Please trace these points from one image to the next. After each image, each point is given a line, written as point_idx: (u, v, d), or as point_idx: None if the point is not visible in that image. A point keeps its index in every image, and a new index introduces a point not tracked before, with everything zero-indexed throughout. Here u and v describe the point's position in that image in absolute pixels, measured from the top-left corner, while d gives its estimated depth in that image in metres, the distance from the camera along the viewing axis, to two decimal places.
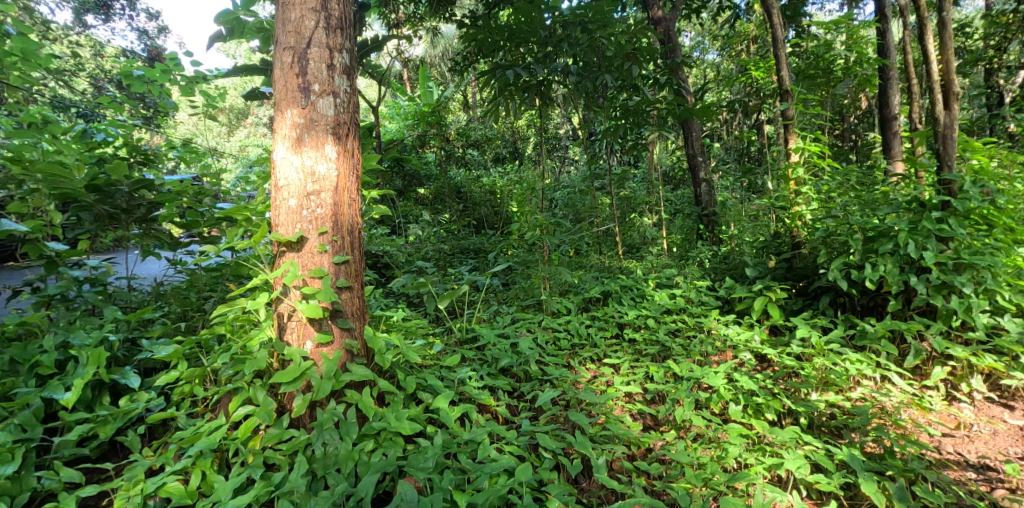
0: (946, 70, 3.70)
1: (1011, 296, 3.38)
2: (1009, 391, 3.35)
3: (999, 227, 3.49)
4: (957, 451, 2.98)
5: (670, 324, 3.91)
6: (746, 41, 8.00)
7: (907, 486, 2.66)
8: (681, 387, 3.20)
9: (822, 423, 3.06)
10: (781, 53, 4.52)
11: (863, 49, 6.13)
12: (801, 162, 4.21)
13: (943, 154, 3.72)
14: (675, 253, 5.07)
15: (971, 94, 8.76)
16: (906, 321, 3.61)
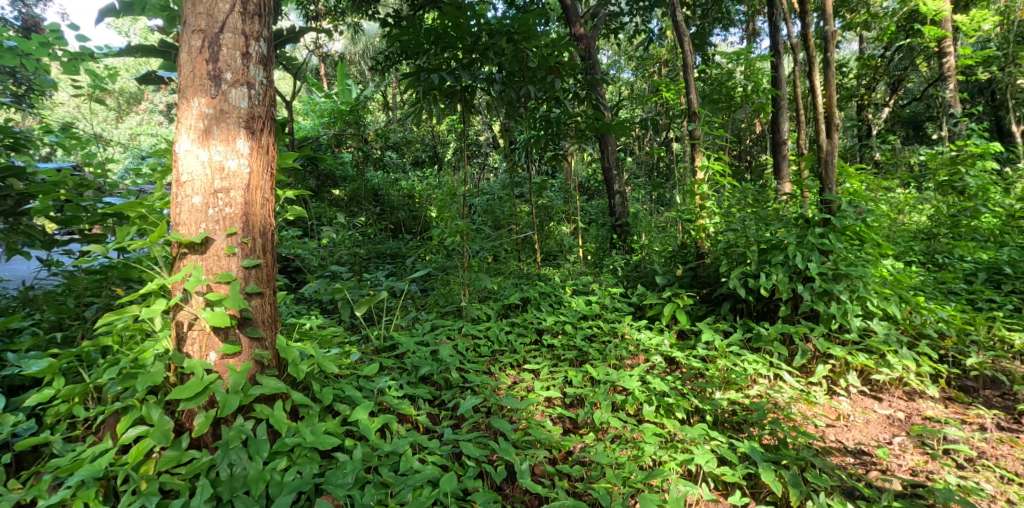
0: (829, 103, 4.14)
1: (877, 302, 3.85)
2: (878, 386, 3.80)
3: (868, 243, 3.96)
4: (838, 439, 3.35)
5: (586, 330, 4.11)
6: (658, 64, 8.59)
7: (799, 472, 2.94)
8: (598, 391, 3.39)
9: (725, 419, 3.34)
10: (690, 77, 4.85)
11: (760, 79, 6.74)
12: (706, 179, 4.60)
13: (824, 177, 4.14)
14: (590, 261, 5.32)
15: (845, 125, 9.91)
16: (794, 324, 3.98)
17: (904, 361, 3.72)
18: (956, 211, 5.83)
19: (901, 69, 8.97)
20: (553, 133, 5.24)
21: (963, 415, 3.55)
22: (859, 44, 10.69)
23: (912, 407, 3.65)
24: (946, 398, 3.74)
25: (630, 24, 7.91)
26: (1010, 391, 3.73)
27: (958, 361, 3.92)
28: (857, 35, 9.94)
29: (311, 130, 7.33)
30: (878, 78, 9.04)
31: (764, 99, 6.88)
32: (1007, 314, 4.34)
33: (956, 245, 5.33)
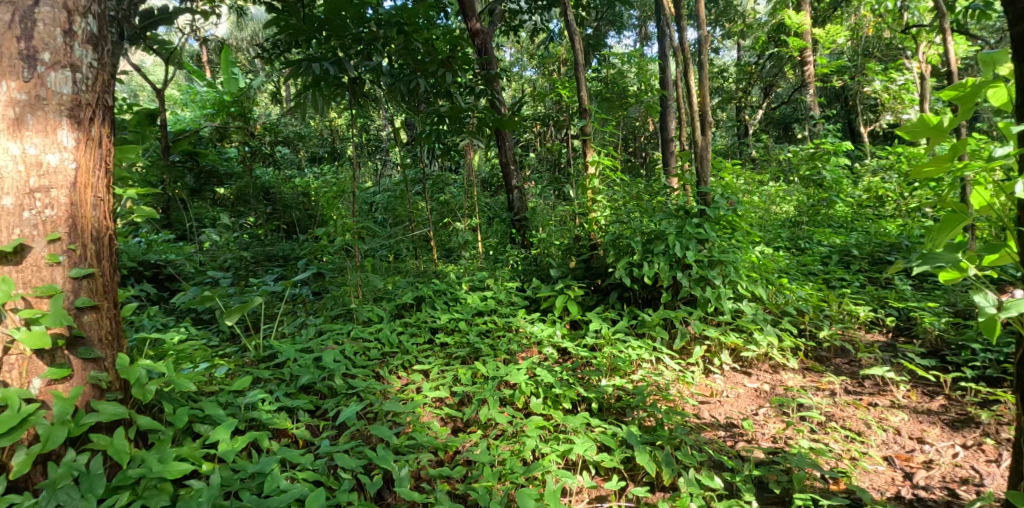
0: (703, 103, 4.46)
1: (747, 286, 4.21)
2: (747, 362, 4.09)
3: (740, 231, 4.39)
4: (710, 415, 3.59)
5: (481, 326, 4.17)
6: (557, 63, 8.84)
7: (672, 451, 3.08)
8: (486, 387, 3.46)
9: (610, 405, 3.49)
10: (580, 75, 4.99)
11: (650, 80, 7.16)
12: (597, 174, 4.89)
13: (700, 171, 4.43)
14: (488, 256, 5.40)
15: (727, 125, 10.70)
16: (675, 309, 4.24)
17: (768, 337, 4.05)
18: (815, 202, 6.49)
19: (772, 75, 9.87)
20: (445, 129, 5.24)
21: (817, 383, 3.88)
22: (738, 50, 11.56)
23: (776, 379, 3.96)
24: (804, 369, 4.08)
25: (530, 21, 8.02)
26: (856, 359, 4.14)
27: (815, 333, 4.34)
28: (736, 41, 10.73)
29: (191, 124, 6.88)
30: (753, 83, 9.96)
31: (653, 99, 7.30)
32: (855, 291, 4.91)
33: (816, 231, 5.93)
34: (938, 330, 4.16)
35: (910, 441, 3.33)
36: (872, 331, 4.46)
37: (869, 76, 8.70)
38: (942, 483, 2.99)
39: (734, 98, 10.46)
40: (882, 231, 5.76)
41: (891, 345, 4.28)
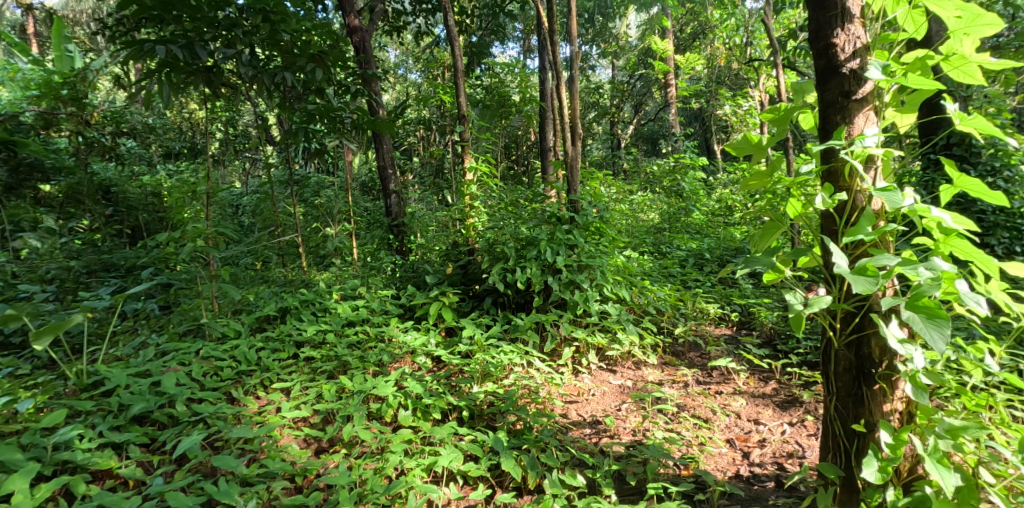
0: (573, 115, 4.75)
1: (611, 288, 4.50)
2: (612, 360, 4.34)
3: (606, 237, 4.72)
4: (578, 413, 3.78)
5: (350, 337, 4.13)
6: (441, 68, 8.93)
7: (537, 454, 3.22)
8: (351, 402, 3.44)
9: (480, 412, 3.58)
10: (459, 81, 5.15)
11: (530, 90, 7.32)
12: (474, 179, 5.04)
13: (569, 180, 4.75)
14: (361, 263, 5.33)
15: (602, 137, 11.31)
16: (546, 313, 4.44)
17: (630, 336, 4.33)
18: (675, 211, 7.15)
19: (642, 94, 10.81)
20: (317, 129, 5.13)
21: (673, 376, 4.18)
22: (611, 69, 12.34)
23: (638, 375, 4.23)
24: (663, 364, 4.39)
25: (415, 25, 8.01)
26: (706, 352, 4.54)
27: (671, 330, 4.72)
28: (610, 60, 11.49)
29: (10, 105, 5.52)
30: (624, 99, 10.64)
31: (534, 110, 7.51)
32: (707, 290, 5.41)
33: (675, 237, 6.47)
34: (771, 322, 4.71)
35: (748, 423, 3.69)
36: (720, 326, 4.93)
37: (722, 101, 9.59)
38: (773, 458, 3.34)
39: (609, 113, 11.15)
40: (729, 237, 6.48)
41: (734, 337, 4.74)
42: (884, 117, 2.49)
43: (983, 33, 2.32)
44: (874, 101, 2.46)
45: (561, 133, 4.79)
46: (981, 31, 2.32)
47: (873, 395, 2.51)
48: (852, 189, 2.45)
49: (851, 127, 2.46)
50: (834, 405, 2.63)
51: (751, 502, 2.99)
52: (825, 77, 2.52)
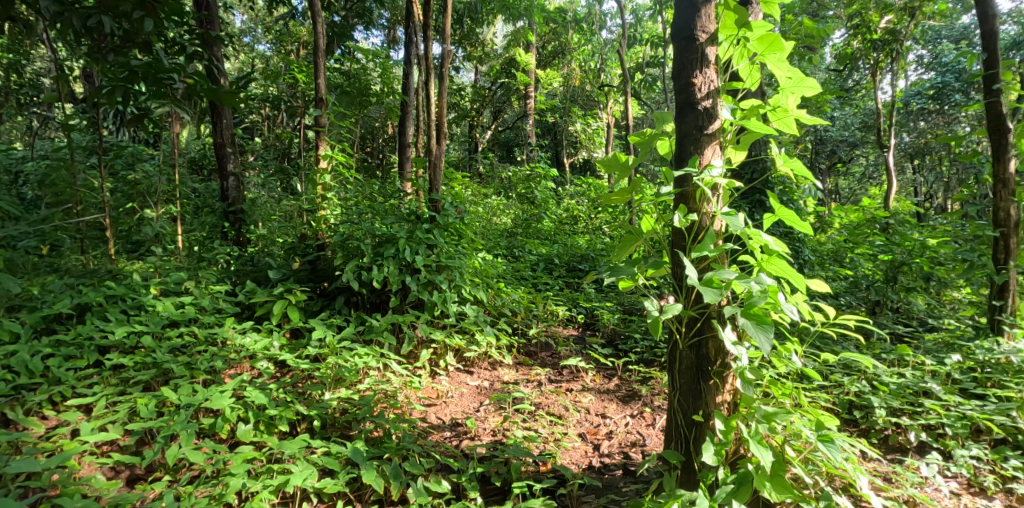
0: (441, 115, 4.84)
1: (470, 290, 4.52)
2: (469, 361, 4.35)
3: (465, 239, 4.74)
4: (437, 417, 3.74)
5: (174, 341, 3.70)
6: (296, 43, 8.41)
7: (399, 463, 3.12)
8: (177, 418, 3.09)
9: (333, 421, 3.41)
10: (320, 62, 4.94)
11: (392, 83, 7.21)
12: (329, 169, 4.90)
13: (433, 179, 4.79)
14: (190, 253, 4.80)
15: (458, 138, 11.37)
16: (403, 314, 4.35)
17: (488, 338, 4.36)
18: (528, 216, 7.38)
19: (502, 102, 11.14)
20: (139, 90, 4.35)
21: (528, 375, 4.30)
22: (472, 72, 12.46)
23: (494, 376, 4.28)
24: (517, 364, 4.48)
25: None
26: (556, 351, 4.72)
27: (525, 331, 4.85)
28: (472, 65, 11.59)
29: None
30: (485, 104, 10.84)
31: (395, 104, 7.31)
32: (556, 292, 5.63)
33: (527, 242, 6.68)
34: (613, 323, 5.05)
35: (596, 417, 3.89)
36: (568, 326, 5.14)
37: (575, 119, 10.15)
38: (619, 448, 3.55)
39: (468, 116, 11.23)
40: (576, 245, 6.81)
41: (581, 337, 4.98)
42: (725, 153, 2.85)
43: (805, 93, 2.74)
44: (720, 138, 2.81)
45: (427, 131, 4.85)
46: (804, 92, 2.74)
47: (709, 390, 2.77)
48: (701, 211, 2.73)
49: (701, 157, 2.78)
50: (677, 399, 2.87)
51: (604, 490, 3.17)
52: (684, 112, 2.83)
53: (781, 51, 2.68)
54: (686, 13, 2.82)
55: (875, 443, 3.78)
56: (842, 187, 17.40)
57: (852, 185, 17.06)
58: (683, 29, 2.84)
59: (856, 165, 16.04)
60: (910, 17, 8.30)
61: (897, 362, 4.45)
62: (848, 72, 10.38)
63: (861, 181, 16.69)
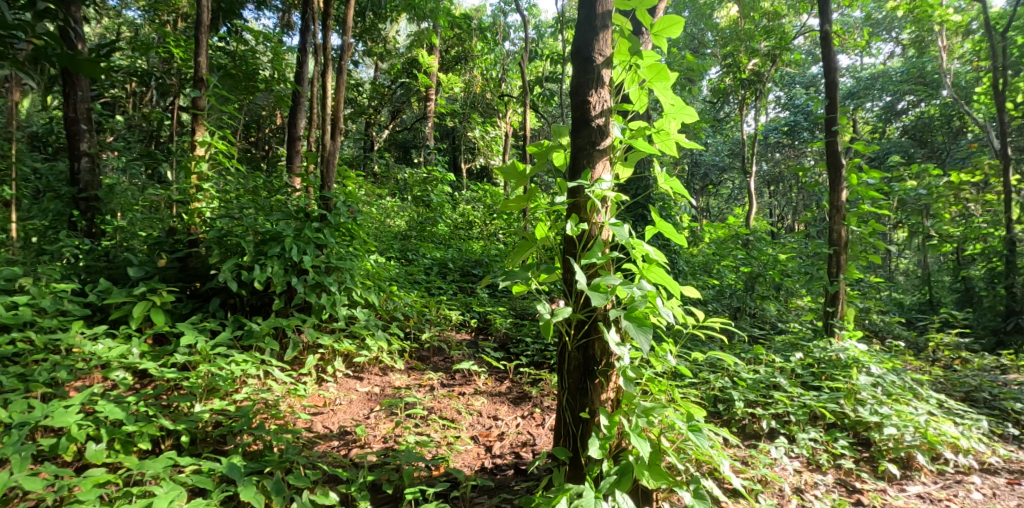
0: (339, 108, 4.81)
1: (361, 293, 4.34)
2: (359, 367, 4.19)
3: (357, 239, 4.56)
4: (324, 426, 3.56)
5: (6, 349, 3.24)
6: (174, 15, 7.74)
7: (282, 477, 2.92)
8: (10, 439, 2.70)
9: (205, 436, 3.15)
10: (203, 39, 4.62)
11: (284, 70, 6.70)
12: (206, 157, 4.53)
13: (325, 175, 4.68)
14: (30, 246, 4.23)
15: (352, 135, 11.00)
16: (287, 317, 4.10)
17: (379, 341, 4.22)
18: (423, 220, 7.25)
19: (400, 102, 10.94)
20: None
21: (420, 380, 4.21)
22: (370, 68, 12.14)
23: (385, 381, 4.14)
24: (409, 369, 4.37)
25: None
26: (449, 356, 4.65)
27: (417, 335, 4.73)
28: (371, 61, 11.23)
29: None
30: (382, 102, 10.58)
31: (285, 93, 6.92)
32: (449, 297, 5.56)
33: (421, 245, 6.56)
34: (505, 327, 5.06)
35: (488, 420, 3.88)
36: (460, 331, 5.07)
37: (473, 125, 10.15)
38: (511, 449, 3.55)
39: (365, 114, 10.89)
40: (470, 249, 6.78)
41: (473, 342, 4.93)
42: (614, 169, 2.97)
43: (685, 120, 2.88)
44: (611, 154, 2.92)
45: (322, 126, 4.79)
46: (684, 119, 2.89)
47: (595, 388, 2.85)
48: (591, 221, 2.81)
49: (593, 171, 2.88)
50: (565, 398, 2.92)
51: (496, 491, 3.15)
52: (579, 127, 2.91)
53: (667, 78, 2.80)
54: (585, 35, 2.92)
55: (734, 432, 4.02)
56: (713, 207, 18.78)
57: (721, 203, 18.48)
58: (582, 49, 2.92)
59: (724, 187, 17.43)
60: (772, 64, 9.83)
61: (754, 360, 4.84)
62: (723, 101, 11.28)
63: (731, 201, 18.09)
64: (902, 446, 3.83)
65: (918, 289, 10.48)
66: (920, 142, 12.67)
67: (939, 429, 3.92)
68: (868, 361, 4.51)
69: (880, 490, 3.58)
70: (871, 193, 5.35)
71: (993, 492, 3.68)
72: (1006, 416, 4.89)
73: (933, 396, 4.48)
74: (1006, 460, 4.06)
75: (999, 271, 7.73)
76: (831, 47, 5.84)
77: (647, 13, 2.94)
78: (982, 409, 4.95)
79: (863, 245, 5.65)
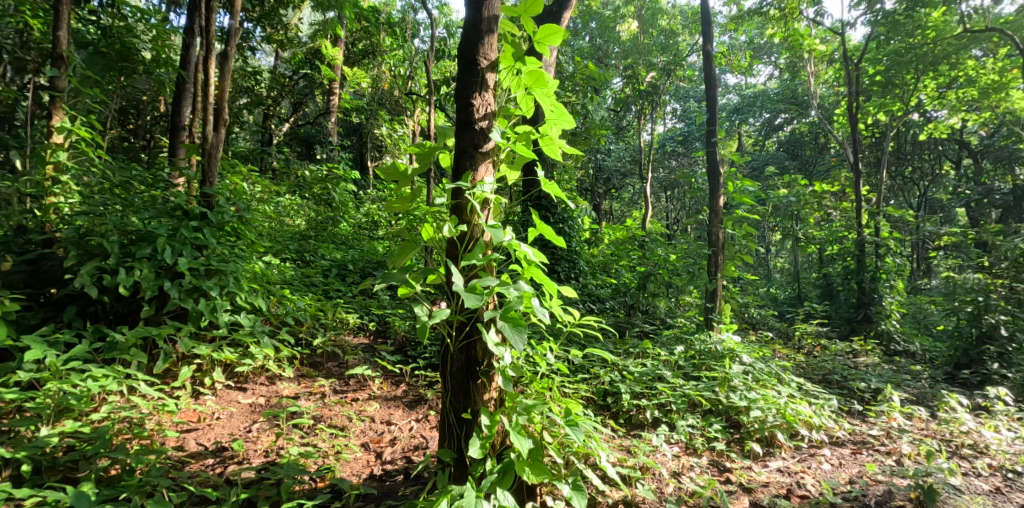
0: (221, 95, 4.49)
1: (246, 297, 4.08)
2: (242, 377, 3.96)
3: (243, 240, 4.29)
4: (198, 443, 3.35)
5: None
6: None
7: (140, 502, 2.74)
8: None
9: (54, 463, 2.89)
10: (63, 10, 4.38)
11: (167, 54, 6.15)
12: (65, 144, 4.17)
13: (206, 170, 4.35)
14: None
15: (249, 129, 10.44)
16: (159, 325, 3.81)
17: (265, 349, 3.99)
18: (323, 219, 6.96)
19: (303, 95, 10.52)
20: None
21: (310, 388, 4.03)
22: (271, 58, 11.56)
23: (272, 391, 3.95)
24: (299, 376, 4.18)
25: None
26: (343, 361, 4.48)
27: (309, 341, 4.52)
28: (271, 48, 10.64)
29: None
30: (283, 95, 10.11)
31: (168, 76, 6.37)
32: (348, 299, 5.34)
33: (320, 246, 6.29)
34: (405, 330, 4.93)
35: (380, 425, 3.77)
36: (357, 335, 4.89)
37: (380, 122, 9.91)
38: (402, 453, 3.48)
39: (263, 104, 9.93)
40: (373, 250, 6.57)
41: (371, 346, 4.76)
42: (497, 170, 3.00)
43: (564, 127, 2.97)
44: (493, 156, 2.96)
45: (202, 115, 4.45)
46: (563, 126, 2.98)
47: (477, 389, 2.85)
48: (473, 223, 2.83)
49: (474, 173, 2.91)
50: (448, 400, 2.89)
51: (383, 498, 3.09)
52: (462, 129, 2.93)
53: (545, 85, 2.90)
54: (471, 37, 2.95)
55: (621, 423, 4.15)
56: (615, 209, 19.42)
57: (623, 206, 19.16)
58: (467, 52, 2.95)
59: (626, 191, 18.11)
60: (667, 77, 10.44)
61: (641, 355, 5.08)
62: (625, 108, 11.74)
63: (632, 204, 18.80)
64: (766, 426, 4.13)
65: (791, 285, 11.40)
66: (794, 153, 15.00)
67: (795, 410, 4.30)
68: (741, 351, 4.86)
69: (744, 468, 3.82)
70: (744, 199, 5.84)
71: (841, 462, 4.02)
72: (853, 394, 5.43)
73: (794, 380, 4.89)
74: (851, 434, 4.49)
75: (852, 268, 8.60)
76: (712, 65, 6.25)
77: (532, 20, 3.01)
78: (834, 389, 5.45)
79: (737, 245, 6.12)
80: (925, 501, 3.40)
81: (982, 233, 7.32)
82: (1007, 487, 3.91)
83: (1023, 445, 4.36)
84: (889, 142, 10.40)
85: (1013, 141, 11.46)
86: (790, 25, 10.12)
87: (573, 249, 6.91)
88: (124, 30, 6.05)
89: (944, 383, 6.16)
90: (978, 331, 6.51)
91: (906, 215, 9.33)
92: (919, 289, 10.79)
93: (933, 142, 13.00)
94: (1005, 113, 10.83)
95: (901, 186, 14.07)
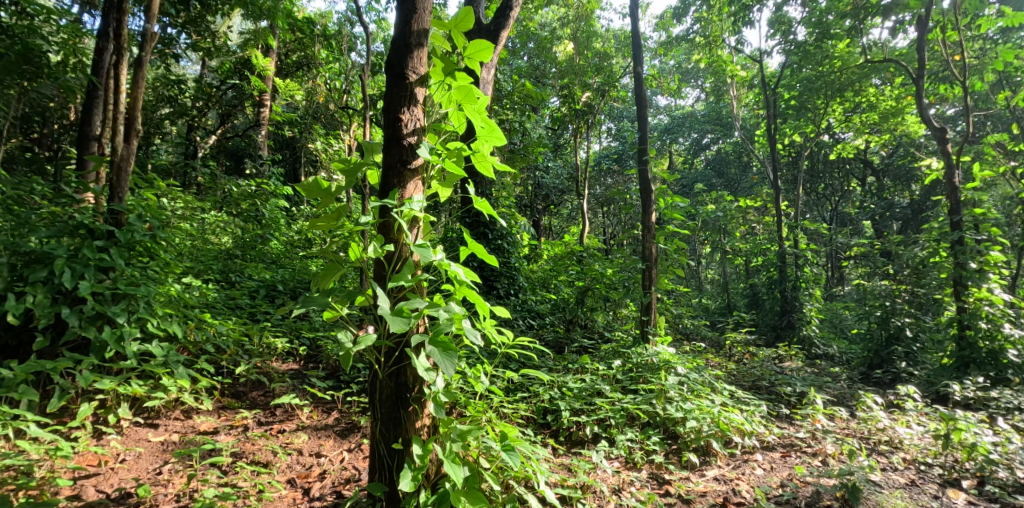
0: (133, 105, 4.19)
1: (157, 324, 3.78)
2: (153, 412, 3.68)
3: (155, 261, 3.98)
4: (99, 489, 3.11)
5: None
6: None
7: None
8: None
9: None
10: None
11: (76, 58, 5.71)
12: None
13: (115, 184, 4.04)
14: None
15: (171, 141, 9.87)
16: (54, 358, 3.51)
17: (178, 381, 3.71)
18: (251, 237, 6.61)
19: (231, 106, 10.05)
20: None
21: (231, 420, 3.78)
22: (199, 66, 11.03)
23: (188, 426, 3.69)
24: (219, 408, 3.92)
25: None
26: (269, 389, 4.21)
27: (232, 370, 4.23)
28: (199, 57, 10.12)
29: None
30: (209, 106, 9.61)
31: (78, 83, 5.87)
32: (276, 322, 5.03)
33: (247, 265, 5.96)
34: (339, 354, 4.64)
35: (309, 458, 3.57)
36: (287, 361, 4.61)
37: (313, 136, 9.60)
38: (333, 488, 3.32)
39: (188, 115, 9.40)
40: (305, 270, 6.26)
41: (300, 372, 4.48)
42: (429, 189, 2.96)
43: (495, 144, 2.94)
44: (423, 173, 2.94)
45: (111, 126, 4.12)
46: (494, 142, 2.95)
47: (409, 417, 2.81)
48: (400, 241, 2.82)
49: (402, 191, 2.89)
50: (378, 430, 2.82)
51: None
52: (390, 144, 2.92)
53: (477, 101, 2.84)
54: (399, 52, 2.97)
55: (561, 441, 4.09)
56: (555, 225, 19.54)
57: (561, 222, 19.33)
58: (396, 65, 2.96)
59: (564, 207, 18.25)
60: (602, 98, 10.88)
61: (579, 370, 5.02)
62: (563, 126, 11.89)
63: (571, 221, 18.98)
64: (701, 436, 4.16)
65: (721, 295, 11.74)
66: (719, 171, 15.59)
67: (728, 418, 4.34)
68: (676, 363, 4.93)
69: (682, 479, 3.85)
70: (674, 215, 5.96)
71: (772, 466, 4.11)
72: (780, 399, 5.58)
73: (726, 388, 4.99)
74: (780, 437, 4.59)
75: (776, 278, 8.98)
76: (644, 87, 6.36)
77: (462, 36, 2.98)
78: (763, 394, 5.60)
79: (668, 259, 6.26)
80: (848, 499, 3.50)
81: (887, 244, 7.80)
82: (921, 479, 4.09)
83: (932, 439, 4.57)
84: (804, 160, 10.99)
85: (909, 160, 12.34)
86: (715, 51, 10.60)
87: (511, 265, 6.87)
88: (27, 30, 5.35)
89: (860, 384, 6.47)
90: (887, 332, 6.85)
91: (821, 229, 9.83)
92: (834, 296, 11.36)
93: (842, 160, 13.87)
94: (902, 136, 11.68)
95: (815, 201, 14.87)
